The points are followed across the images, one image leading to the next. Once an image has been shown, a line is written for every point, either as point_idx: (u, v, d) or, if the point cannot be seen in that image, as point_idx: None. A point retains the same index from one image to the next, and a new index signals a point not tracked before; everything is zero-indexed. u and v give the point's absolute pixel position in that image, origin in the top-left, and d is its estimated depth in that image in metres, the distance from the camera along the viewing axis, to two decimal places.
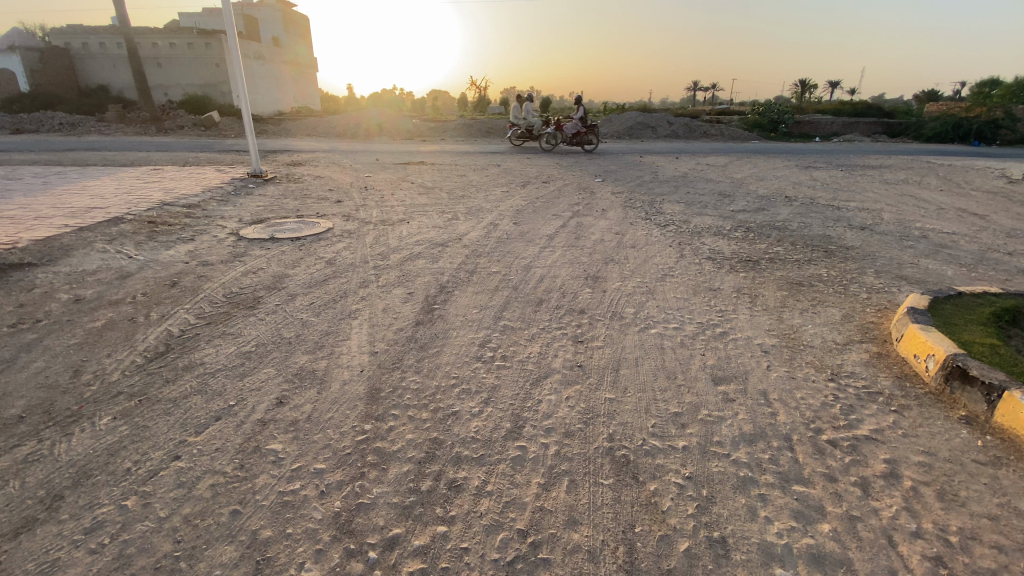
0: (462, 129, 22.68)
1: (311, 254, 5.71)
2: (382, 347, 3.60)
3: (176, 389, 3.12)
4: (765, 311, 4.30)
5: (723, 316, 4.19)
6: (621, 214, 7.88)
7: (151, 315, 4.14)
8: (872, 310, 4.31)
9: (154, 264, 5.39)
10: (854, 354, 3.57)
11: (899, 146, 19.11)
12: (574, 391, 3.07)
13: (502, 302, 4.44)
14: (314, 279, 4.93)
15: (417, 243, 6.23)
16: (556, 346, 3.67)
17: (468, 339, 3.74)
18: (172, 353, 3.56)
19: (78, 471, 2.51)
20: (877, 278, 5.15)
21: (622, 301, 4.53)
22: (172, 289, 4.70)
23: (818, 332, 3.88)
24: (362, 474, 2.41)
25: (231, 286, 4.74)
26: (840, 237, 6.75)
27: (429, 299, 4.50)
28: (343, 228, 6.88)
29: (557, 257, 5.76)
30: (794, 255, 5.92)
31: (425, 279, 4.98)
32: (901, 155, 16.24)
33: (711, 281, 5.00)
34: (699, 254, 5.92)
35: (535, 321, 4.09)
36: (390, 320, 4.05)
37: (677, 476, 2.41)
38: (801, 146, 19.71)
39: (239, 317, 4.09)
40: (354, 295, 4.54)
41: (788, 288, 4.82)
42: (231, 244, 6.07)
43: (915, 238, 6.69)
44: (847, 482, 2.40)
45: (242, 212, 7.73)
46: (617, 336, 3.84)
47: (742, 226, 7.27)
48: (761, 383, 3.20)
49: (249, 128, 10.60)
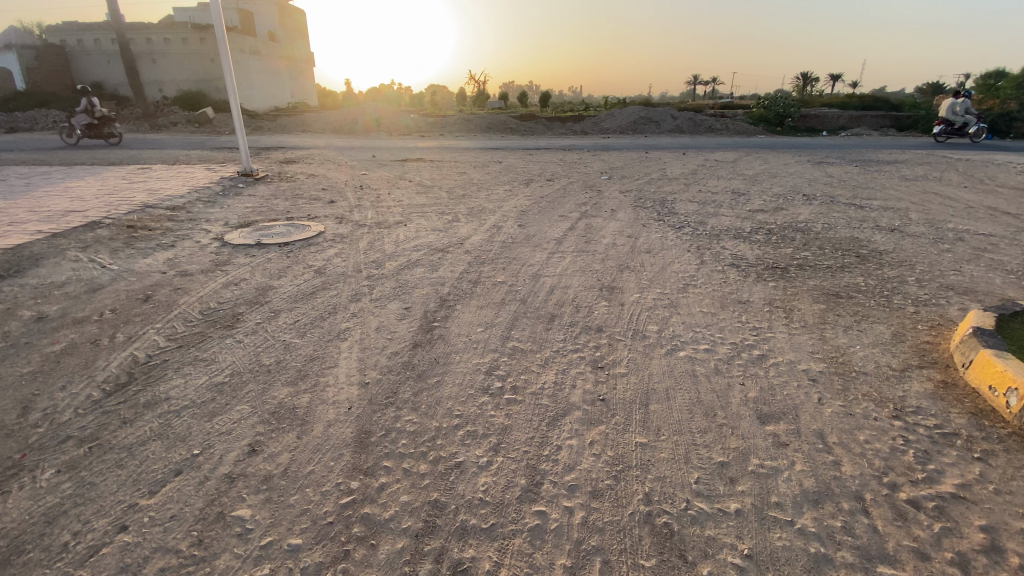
0: (462, 125, 21.99)
1: (300, 262, 5.24)
2: (375, 377, 3.14)
3: (133, 433, 2.66)
4: (805, 328, 3.84)
5: (758, 335, 3.73)
6: (632, 215, 7.42)
7: (116, 338, 3.67)
8: (925, 328, 3.86)
9: (129, 274, 4.92)
10: (916, 384, 3.14)
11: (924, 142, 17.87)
12: (598, 433, 2.62)
13: (510, 318, 3.98)
14: (301, 291, 4.47)
15: (414, 249, 5.77)
16: (574, 373, 3.20)
17: (472, 365, 3.29)
18: (135, 385, 3.09)
19: (7, 545, 2.05)
20: (920, 287, 4.70)
21: (643, 317, 4.06)
22: (145, 304, 4.23)
23: (870, 356, 3.45)
24: (347, 553, 1.97)
25: (209, 301, 4.27)
26: (869, 239, 6.29)
27: (429, 314, 4.04)
28: (336, 231, 6.42)
29: (566, 265, 5.29)
30: (824, 261, 5.46)
31: (423, 291, 4.53)
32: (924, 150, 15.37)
33: (739, 293, 4.53)
34: (719, 260, 5.45)
35: (548, 341, 3.63)
36: (385, 341, 3.60)
37: (735, 556, 1.97)
38: (819, 142, 18.53)
39: (215, 339, 3.63)
40: (344, 311, 4.08)
41: (825, 300, 4.37)
42: (214, 251, 5.61)
43: (949, 241, 6.24)
44: (943, 562, 1.98)
45: (229, 214, 7.26)
46: (641, 360, 3.38)
47: (762, 227, 6.80)
48: (815, 422, 2.77)
49: (238, 123, 10.01)
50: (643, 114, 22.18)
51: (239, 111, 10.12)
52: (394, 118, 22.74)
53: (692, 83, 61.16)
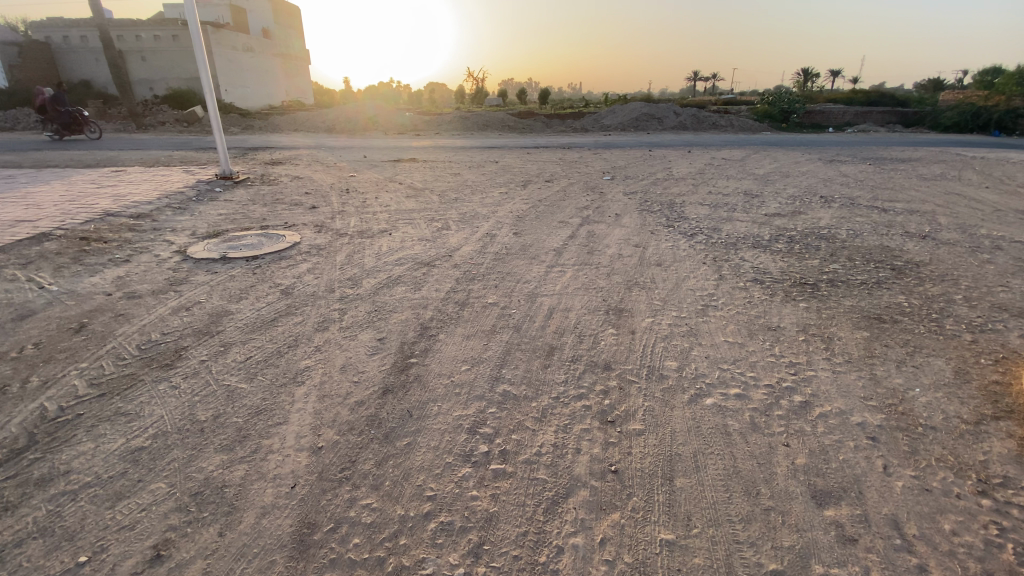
0: (458, 123, 21.24)
1: (265, 280, 4.64)
2: (332, 438, 2.53)
3: (10, 528, 2.08)
4: (851, 365, 3.23)
5: (798, 374, 3.13)
6: (638, 220, 6.83)
7: (28, 383, 3.06)
8: (990, 363, 3.24)
9: (68, 296, 4.32)
10: (998, 443, 2.53)
11: (951, 142, 16.46)
12: (610, 526, 2.04)
13: (501, 352, 3.38)
14: (260, 318, 3.86)
15: (396, 263, 5.15)
16: (578, 432, 2.59)
17: (452, 420, 2.66)
18: (32, 453, 2.50)
19: None
20: (972, 307, 4.09)
21: (659, 349, 3.46)
22: (74, 336, 3.62)
23: (935, 402, 2.84)
24: None
25: (152, 332, 3.67)
26: (901, 248, 5.67)
27: (405, 347, 3.43)
28: (312, 242, 5.82)
29: (567, 282, 4.67)
30: (856, 275, 4.85)
31: (401, 316, 3.92)
32: (950, 150, 14.18)
33: (766, 317, 3.93)
34: (741, 274, 4.86)
35: (546, 384, 3.01)
36: (350, 383, 2.98)
37: None
38: (835, 141, 17.12)
39: (147, 384, 3.03)
40: (306, 344, 3.47)
41: (869, 326, 3.75)
42: (173, 267, 5.01)
43: (987, 249, 5.61)
44: None
45: (199, 222, 6.66)
46: (660, 412, 2.77)
47: (781, 234, 6.21)
48: (886, 503, 2.18)
49: (214, 122, 9.35)
50: (645, 112, 21.53)
51: (216, 110, 9.44)
52: (390, 117, 22.12)
53: (693, 79, 60.82)
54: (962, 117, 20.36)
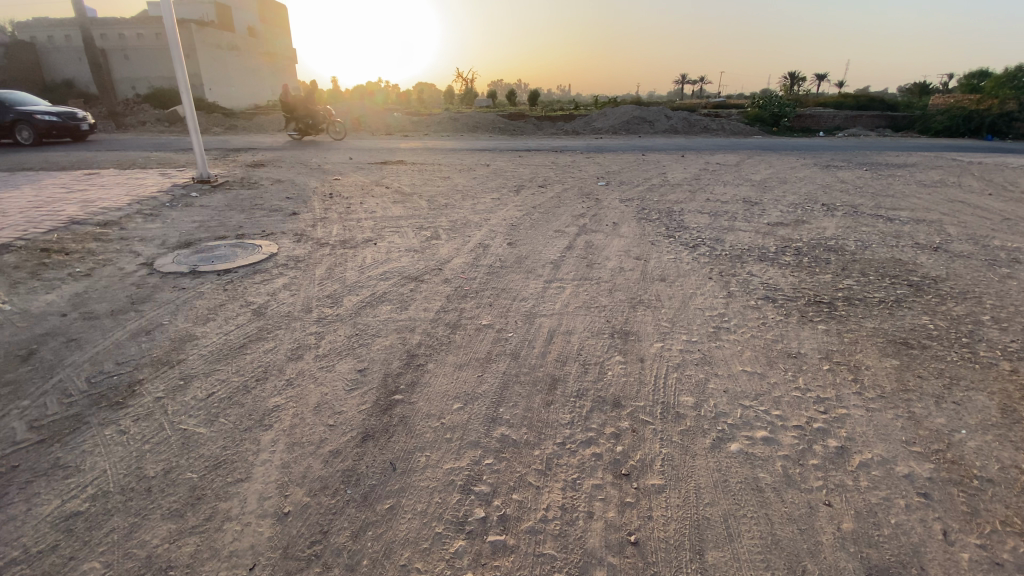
0: (448, 123, 20.86)
1: (237, 298, 4.23)
2: (301, 501, 2.15)
3: None
4: (887, 401, 2.90)
5: (829, 412, 2.81)
6: (637, 229, 6.51)
7: None
8: None
9: (17, 317, 3.89)
10: None
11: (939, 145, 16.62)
12: None
13: (497, 386, 3.01)
14: (229, 344, 3.46)
15: (381, 277, 4.78)
16: (589, 489, 2.24)
17: (442, 475, 2.29)
18: None
19: None
20: (1004, 329, 3.81)
21: (673, 381, 3.11)
22: (20, 367, 3.20)
23: (986, 447, 2.53)
24: None
25: (108, 361, 3.26)
26: (914, 261, 5.41)
27: (389, 380, 3.05)
28: (291, 253, 5.42)
29: (566, 300, 4.33)
30: (873, 292, 4.56)
31: (385, 342, 3.53)
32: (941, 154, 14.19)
33: (784, 342, 3.61)
34: (750, 291, 4.55)
35: (550, 427, 2.65)
36: (326, 428, 2.60)
37: None
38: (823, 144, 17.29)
39: (94, 428, 2.63)
40: (277, 376, 3.07)
41: (897, 353, 3.45)
42: (138, 282, 4.58)
43: (1005, 263, 5.38)
44: None
45: (171, 230, 6.22)
46: (681, 461, 2.42)
47: (787, 246, 5.93)
48: None
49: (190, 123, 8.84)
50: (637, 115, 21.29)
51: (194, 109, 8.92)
52: (379, 117, 21.64)
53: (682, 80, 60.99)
54: (954, 121, 20.45)
